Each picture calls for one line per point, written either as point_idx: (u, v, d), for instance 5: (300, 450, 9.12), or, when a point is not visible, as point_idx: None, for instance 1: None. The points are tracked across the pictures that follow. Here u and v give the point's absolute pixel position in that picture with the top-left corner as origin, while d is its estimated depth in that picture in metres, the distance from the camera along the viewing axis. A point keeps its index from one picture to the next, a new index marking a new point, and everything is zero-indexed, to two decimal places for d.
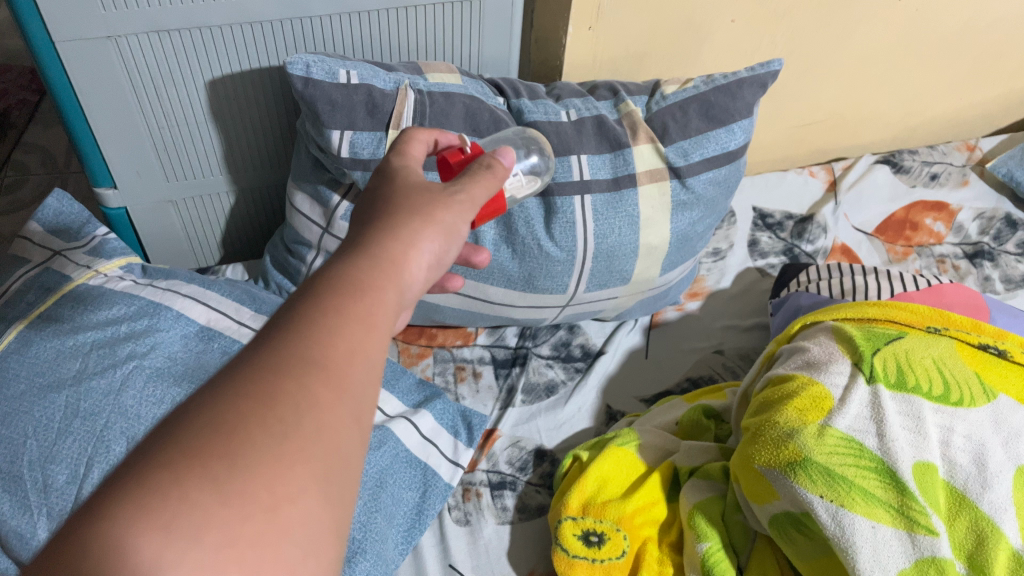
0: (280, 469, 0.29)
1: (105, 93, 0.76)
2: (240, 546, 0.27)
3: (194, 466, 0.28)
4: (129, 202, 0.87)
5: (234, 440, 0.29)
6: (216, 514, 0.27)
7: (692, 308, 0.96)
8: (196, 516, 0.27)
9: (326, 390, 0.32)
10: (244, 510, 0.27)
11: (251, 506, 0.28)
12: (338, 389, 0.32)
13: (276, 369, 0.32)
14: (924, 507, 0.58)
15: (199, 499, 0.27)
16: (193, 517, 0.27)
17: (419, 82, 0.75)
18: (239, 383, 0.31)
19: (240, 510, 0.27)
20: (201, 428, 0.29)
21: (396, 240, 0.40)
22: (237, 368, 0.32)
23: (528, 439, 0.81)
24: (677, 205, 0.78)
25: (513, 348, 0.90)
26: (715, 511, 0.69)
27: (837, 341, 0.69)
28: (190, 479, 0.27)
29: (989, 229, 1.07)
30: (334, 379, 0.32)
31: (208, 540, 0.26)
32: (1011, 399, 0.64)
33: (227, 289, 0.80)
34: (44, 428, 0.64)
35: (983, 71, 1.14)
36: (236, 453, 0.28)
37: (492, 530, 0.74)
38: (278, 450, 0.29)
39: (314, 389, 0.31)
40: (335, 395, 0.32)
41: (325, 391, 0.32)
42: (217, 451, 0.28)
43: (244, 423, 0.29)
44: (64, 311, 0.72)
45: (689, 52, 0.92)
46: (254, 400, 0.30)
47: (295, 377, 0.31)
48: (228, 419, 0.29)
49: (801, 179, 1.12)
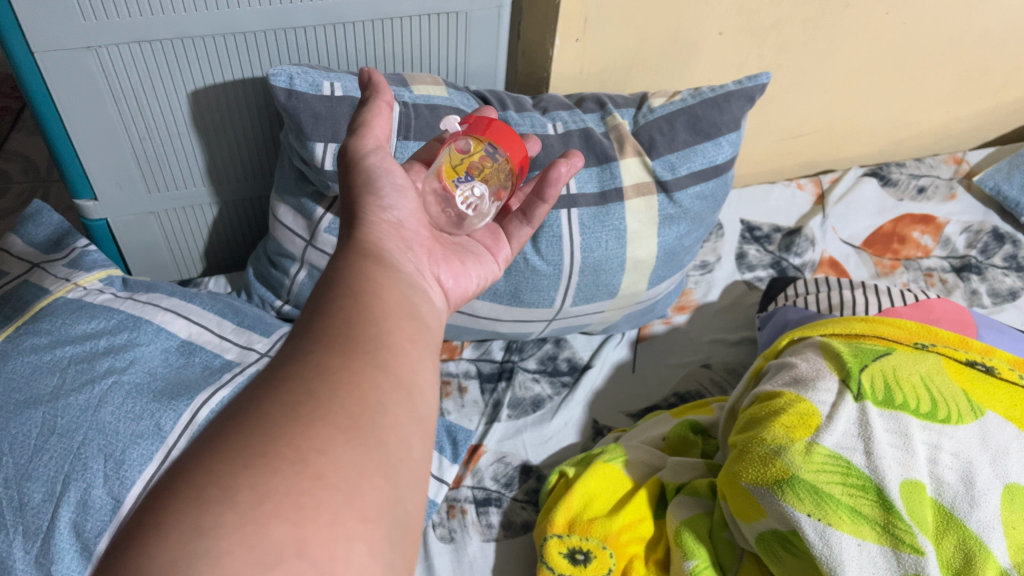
0: (300, 425, 0.33)
1: (84, 104, 0.75)
2: (274, 500, 0.30)
3: (215, 448, 0.32)
4: (110, 214, 0.86)
5: (254, 415, 0.33)
6: (243, 475, 0.31)
7: (679, 321, 0.95)
8: (226, 482, 0.30)
9: (334, 354, 0.37)
10: (271, 466, 0.31)
11: (277, 461, 0.31)
12: (345, 350, 0.37)
13: (286, 360, 0.37)
14: (911, 525, 0.57)
15: (228, 469, 0.31)
16: (213, 486, 0.30)
17: (404, 94, 0.74)
18: (255, 384, 0.36)
19: (266, 469, 0.31)
20: (227, 418, 0.34)
21: (368, 238, 0.46)
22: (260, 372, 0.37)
23: (514, 455, 0.80)
24: (664, 219, 0.78)
25: (499, 362, 0.89)
26: (702, 528, 0.68)
27: (825, 356, 0.69)
28: (210, 463, 0.31)
29: (976, 242, 1.06)
30: (338, 344, 0.37)
31: (240, 499, 0.30)
32: (999, 416, 0.64)
33: (209, 302, 0.79)
34: (20, 444, 0.62)
35: (970, 85, 1.14)
36: (255, 425, 0.33)
37: (477, 548, 0.73)
38: (296, 412, 0.34)
39: (320, 359, 0.36)
40: (344, 356, 0.37)
41: (333, 358, 0.37)
42: (237, 426, 0.33)
43: (261, 403, 0.34)
44: (42, 324, 0.70)
45: (677, 65, 0.92)
46: (264, 386, 0.35)
47: (298, 357, 0.37)
48: (247, 404, 0.34)
49: (789, 192, 1.11)
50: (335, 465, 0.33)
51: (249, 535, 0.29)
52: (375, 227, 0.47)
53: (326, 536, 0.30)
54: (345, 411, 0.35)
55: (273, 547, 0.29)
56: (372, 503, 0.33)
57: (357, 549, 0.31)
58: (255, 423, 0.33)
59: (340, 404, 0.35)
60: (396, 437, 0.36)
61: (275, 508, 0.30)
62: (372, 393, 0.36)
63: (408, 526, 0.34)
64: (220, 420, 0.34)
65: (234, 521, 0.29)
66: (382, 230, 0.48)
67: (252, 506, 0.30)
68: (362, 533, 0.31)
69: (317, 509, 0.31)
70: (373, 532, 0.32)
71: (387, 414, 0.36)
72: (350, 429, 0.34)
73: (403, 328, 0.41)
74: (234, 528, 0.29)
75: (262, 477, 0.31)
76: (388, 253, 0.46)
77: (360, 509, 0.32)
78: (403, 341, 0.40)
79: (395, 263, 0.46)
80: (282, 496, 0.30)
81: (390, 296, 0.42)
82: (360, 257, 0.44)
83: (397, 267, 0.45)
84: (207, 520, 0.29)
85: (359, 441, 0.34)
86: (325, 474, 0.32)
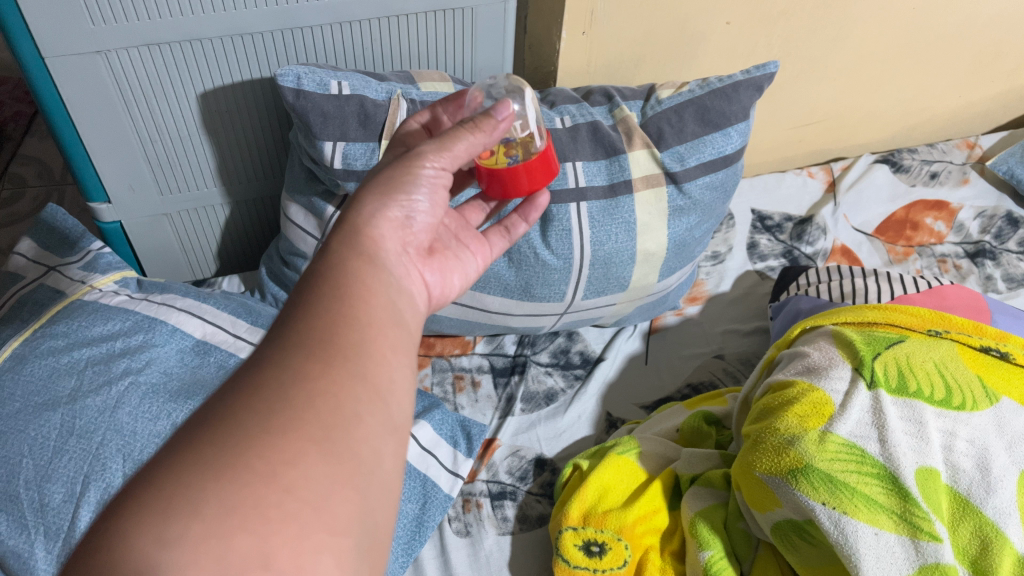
0: (273, 435, 0.33)
1: (96, 107, 0.76)
2: (241, 512, 0.31)
3: (188, 456, 0.32)
4: (124, 216, 0.87)
5: (222, 423, 0.34)
6: (211, 486, 0.31)
7: (691, 312, 0.95)
8: (193, 492, 0.31)
9: (312, 360, 0.37)
10: (237, 477, 0.31)
11: (246, 473, 0.32)
12: (322, 356, 0.37)
13: (263, 363, 0.37)
14: (928, 512, 0.57)
15: (195, 483, 0.31)
16: (187, 497, 0.30)
17: (411, 90, 0.75)
18: (237, 385, 0.36)
19: (231, 482, 0.31)
20: (199, 427, 0.34)
21: (369, 235, 0.46)
22: (227, 384, 0.37)
23: (528, 449, 0.81)
24: (673, 210, 0.77)
25: (512, 356, 0.89)
26: (717, 519, 0.68)
27: (837, 345, 0.68)
28: (186, 470, 0.32)
29: (990, 228, 1.06)
30: (317, 349, 0.37)
31: (207, 512, 0.30)
32: (1014, 402, 0.64)
33: (223, 302, 0.80)
34: (40, 446, 0.63)
35: (982, 69, 1.13)
36: (223, 435, 0.33)
37: (493, 542, 0.74)
38: (268, 422, 0.34)
39: (299, 363, 0.37)
40: (321, 362, 0.37)
41: (311, 363, 0.37)
42: (209, 434, 0.33)
43: (230, 413, 0.34)
44: (59, 326, 0.71)
45: (685, 55, 0.91)
46: (241, 390, 0.35)
47: (276, 361, 0.37)
48: (222, 410, 0.34)
49: (800, 180, 1.11)
50: (305, 477, 0.33)
51: (211, 546, 0.29)
52: (379, 221, 0.47)
53: (293, 549, 0.31)
54: (320, 422, 0.35)
55: (238, 559, 0.29)
56: (342, 515, 0.33)
57: (324, 562, 0.31)
58: (224, 432, 0.33)
59: (316, 414, 0.35)
60: (369, 449, 0.36)
61: (242, 520, 0.30)
62: (349, 404, 0.36)
63: (375, 534, 0.35)
64: (179, 429, 0.34)
65: (199, 534, 0.30)
66: (385, 225, 0.47)
67: (217, 519, 0.30)
68: (331, 545, 0.32)
69: (283, 522, 0.31)
70: (342, 545, 0.32)
71: (362, 425, 0.36)
72: (323, 440, 0.34)
73: (385, 334, 0.40)
74: (198, 540, 0.29)
75: (232, 488, 0.31)
76: (382, 251, 0.46)
77: (328, 521, 0.32)
78: (383, 350, 0.40)
79: (388, 263, 0.45)
80: (249, 508, 0.31)
81: (381, 299, 0.42)
82: (348, 248, 0.44)
83: (387, 267, 0.45)
84: (172, 531, 0.29)
85: (331, 454, 0.34)
86: (294, 488, 0.32)
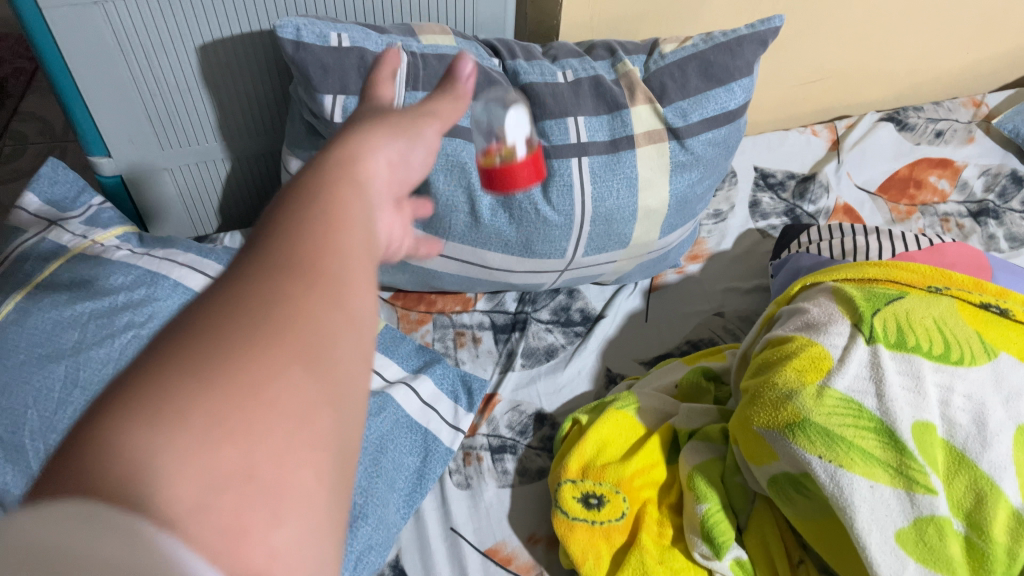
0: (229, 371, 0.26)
1: (94, 59, 0.75)
2: (191, 472, 0.25)
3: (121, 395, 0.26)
4: (124, 170, 0.86)
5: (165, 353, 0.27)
6: (149, 442, 0.25)
7: (692, 270, 0.95)
8: (132, 445, 0.24)
9: (284, 275, 0.30)
10: (181, 422, 0.25)
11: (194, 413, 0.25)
12: (293, 268, 0.30)
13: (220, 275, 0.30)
14: (923, 466, 0.58)
15: (177, 387, 0.26)
16: (117, 448, 0.24)
17: (412, 44, 0.74)
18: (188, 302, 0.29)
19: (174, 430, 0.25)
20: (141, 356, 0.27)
21: (352, 138, 0.38)
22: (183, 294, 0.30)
23: (528, 403, 0.82)
24: (676, 166, 0.77)
25: (513, 313, 0.90)
26: (714, 472, 0.69)
27: (837, 301, 0.68)
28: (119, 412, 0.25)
29: (994, 186, 1.05)
30: (285, 260, 0.30)
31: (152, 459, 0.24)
32: (1013, 358, 0.64)
33: (225, 258, 0.80)
34: (44, 398, 0.64)
35: (990, 26, 1.12)
36: (165, 367, 0.26)
37: (493, 493, 0.75)
38: (250, 334, 0.28)
39: (264, 273, 0.30)
40: (291, 273, 0.30)
41: (280, 278, 0.29)
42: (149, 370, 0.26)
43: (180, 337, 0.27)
44: (62, 279, 0.72)
45: (689, 10, 0.90)
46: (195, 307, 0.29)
47: (235, 273, 0.30)
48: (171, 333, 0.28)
49: (804, 139, 1.10)
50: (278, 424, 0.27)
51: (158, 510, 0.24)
52: (361, 138, 0.38)
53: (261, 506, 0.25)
54: (294, 345, 0.28)
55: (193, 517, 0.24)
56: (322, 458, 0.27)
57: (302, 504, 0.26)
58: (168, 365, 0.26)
59: (287, 336, 0.28)
60: (352, 380, 0.30)
61: (196, 482, 0.24)
62: (325, 322, 0.29)
63: None
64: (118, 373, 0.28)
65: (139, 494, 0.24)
66: (373, 136, 0.38)
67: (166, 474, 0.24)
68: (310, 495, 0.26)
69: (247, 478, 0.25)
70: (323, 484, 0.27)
71: (341, 347, 0.29)
72: (296, 369, 0.28)
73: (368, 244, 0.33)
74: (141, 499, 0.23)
75: (177, 432, 0.25)
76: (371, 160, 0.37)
77: None
78: (364, 263, 0.33)
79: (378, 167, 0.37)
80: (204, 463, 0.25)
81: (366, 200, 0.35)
82: (323, 158, 0.36)
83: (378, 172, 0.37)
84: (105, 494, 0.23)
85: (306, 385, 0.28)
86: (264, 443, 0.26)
